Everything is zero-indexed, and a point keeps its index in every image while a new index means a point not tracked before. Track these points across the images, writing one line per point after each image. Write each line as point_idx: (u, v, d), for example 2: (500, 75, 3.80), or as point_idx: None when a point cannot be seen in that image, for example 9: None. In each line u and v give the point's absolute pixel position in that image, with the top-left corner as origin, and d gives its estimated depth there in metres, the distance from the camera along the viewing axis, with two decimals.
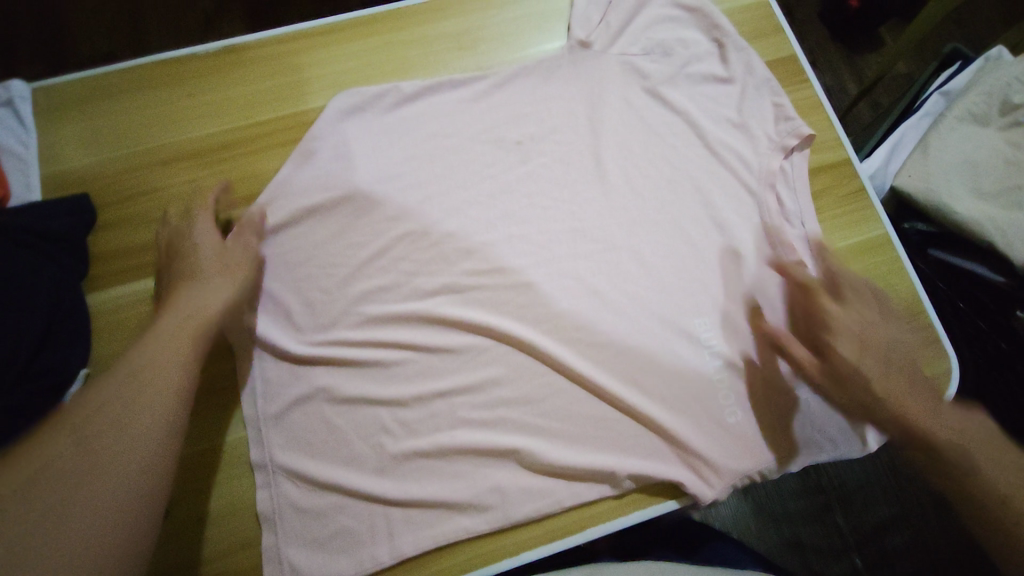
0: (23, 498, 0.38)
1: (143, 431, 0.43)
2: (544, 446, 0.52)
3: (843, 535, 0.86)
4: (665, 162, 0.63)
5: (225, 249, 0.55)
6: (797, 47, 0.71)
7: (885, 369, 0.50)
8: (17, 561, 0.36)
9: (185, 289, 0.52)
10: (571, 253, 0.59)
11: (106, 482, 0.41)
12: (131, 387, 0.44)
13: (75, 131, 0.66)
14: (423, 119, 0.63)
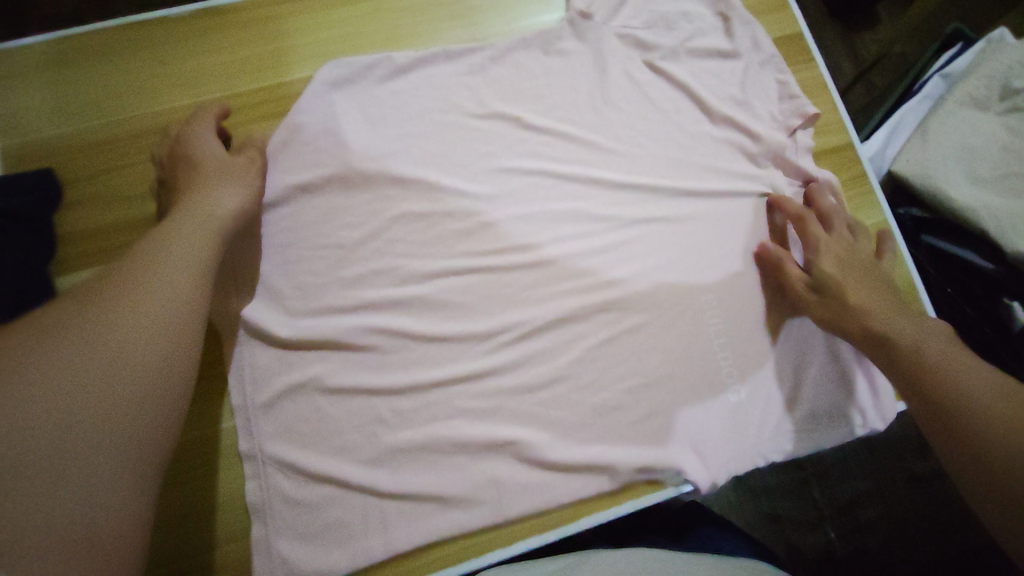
0: (48, 353, 0.36)
1: (169, 306, 0.42)
2: (542, 437, 0.51)
3: (818, 508, 0.82)
4: (668, 142, 0.61)
5: (229, 158, 0.54)
6: (803, 24, 0.68)
7: (863, 284, 0.52)
8: (35, 414, 0.34)
9: (189, 202, 0.49)
10: (573, 236, 0.57)
11: (131, 350, 0.39)
12: (155, 263, 0.43)
13: (34, 101, 0.61)
14: (416, 93, 0.59)
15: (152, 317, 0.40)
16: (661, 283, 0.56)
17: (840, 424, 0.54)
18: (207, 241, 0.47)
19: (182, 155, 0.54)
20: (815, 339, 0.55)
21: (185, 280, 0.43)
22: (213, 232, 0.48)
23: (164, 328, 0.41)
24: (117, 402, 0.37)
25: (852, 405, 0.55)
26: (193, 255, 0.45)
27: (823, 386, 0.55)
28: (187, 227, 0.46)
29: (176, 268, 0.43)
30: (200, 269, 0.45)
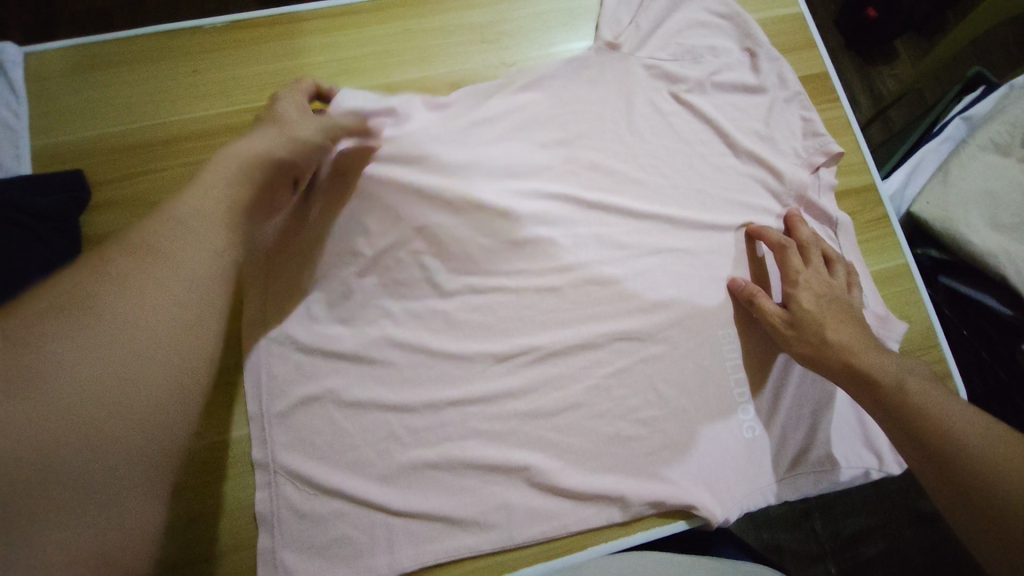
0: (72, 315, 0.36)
1: (189, 281, 0.40)
2: (555, 464, 0.51)
3: (819, 542, 0.81)
4: (691, 174, 0.61)
5: (303, 125, 0.52)
6: (829, 64, 0.69)
7: (840, 319, 0.51)
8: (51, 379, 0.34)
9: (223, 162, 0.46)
10: (595, 261, 0.57)
11: (149, 320, 0.38)
12: (182, 232, 0.41)
13: (72, 103, 0.62)
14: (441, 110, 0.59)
15: (162, 298, 0.39)
16: (679, 315, 0.56)
17: (859, 465, 0.54)
18: (231, 214, 0.44)
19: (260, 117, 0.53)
20: (788, 374, 0.55)
21: (203, 259, 0.41)
22: (240, 201, 0.45)
23: (175, 308, 0.39)
24: (126, 388, 0.36)
25: (869, 445, 0.54)
26: (213, 232, 0.43)
27: (838, 425, 0.54)
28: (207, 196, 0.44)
29: (192, 247, 0.41)
30: (221, 246, 0.43)
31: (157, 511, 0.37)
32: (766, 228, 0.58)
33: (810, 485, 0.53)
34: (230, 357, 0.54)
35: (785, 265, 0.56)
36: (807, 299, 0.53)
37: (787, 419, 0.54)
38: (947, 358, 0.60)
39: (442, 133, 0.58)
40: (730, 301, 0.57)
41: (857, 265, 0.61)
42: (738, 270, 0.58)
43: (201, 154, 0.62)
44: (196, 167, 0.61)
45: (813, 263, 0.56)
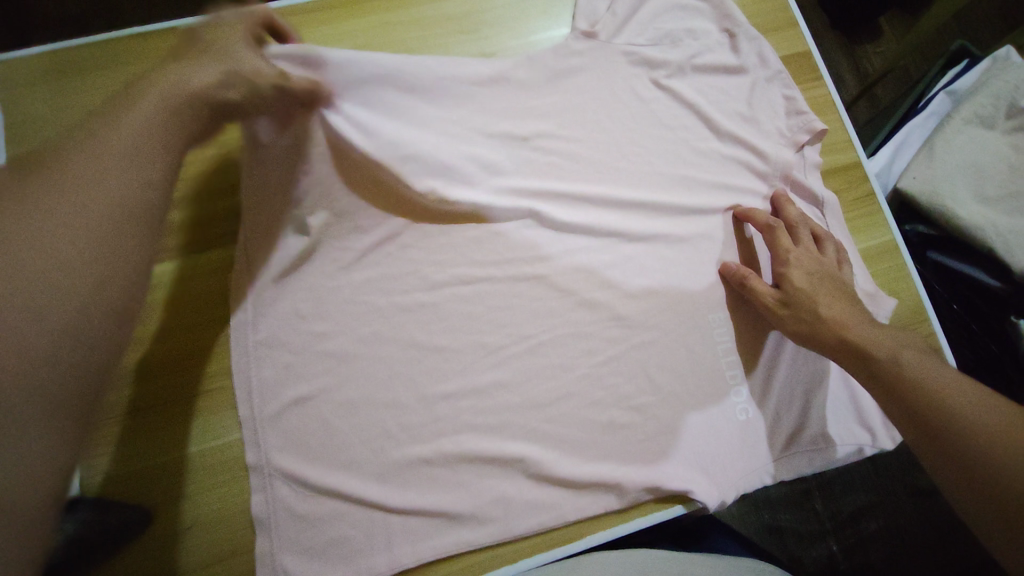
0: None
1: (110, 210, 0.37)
2: (549, 454, 0.51)
3: (820, 521, 0.81)
4: (674, 159, 0.61)
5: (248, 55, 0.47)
6: (810, 42, 0.68)
7: (833, 295, 0.51)
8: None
9: (150, 90, 0.43)
10: (583, 249, 0.57)
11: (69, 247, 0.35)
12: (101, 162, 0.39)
13: (44, 110, 0.61)
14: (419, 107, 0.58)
15: (76, 221, 0.36)
16: (669, 300, 0.55)
17: (855, 442, 0.54)
18: (156, 137, 0.41)
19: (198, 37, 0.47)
20: (780, 355, 0.55)
21: (123, 181, 0.39)
22: (173, 132, 0.42)
23: (93, 234, 0.37)
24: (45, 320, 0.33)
25: (863, 422, 0.54)
26: (134, 155, 0.40)
27: (831, 403, 0.55)
28: (129, 119, 0.41)
29: (106, 170, 0.38)
30: (144, 170, 0.40)
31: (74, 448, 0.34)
32: (755, 210, 0.57)
33: (806, 465, 0.53)
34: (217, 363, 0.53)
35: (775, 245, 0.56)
36: (798, 275, 0.53)
37: (780, 399, 0.54)
38: (937, 331, 0.61)
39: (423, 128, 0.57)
40: (721, 284, 0.57)
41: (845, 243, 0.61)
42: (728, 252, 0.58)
43: None
44: None
45: (804, 240, 0.56)
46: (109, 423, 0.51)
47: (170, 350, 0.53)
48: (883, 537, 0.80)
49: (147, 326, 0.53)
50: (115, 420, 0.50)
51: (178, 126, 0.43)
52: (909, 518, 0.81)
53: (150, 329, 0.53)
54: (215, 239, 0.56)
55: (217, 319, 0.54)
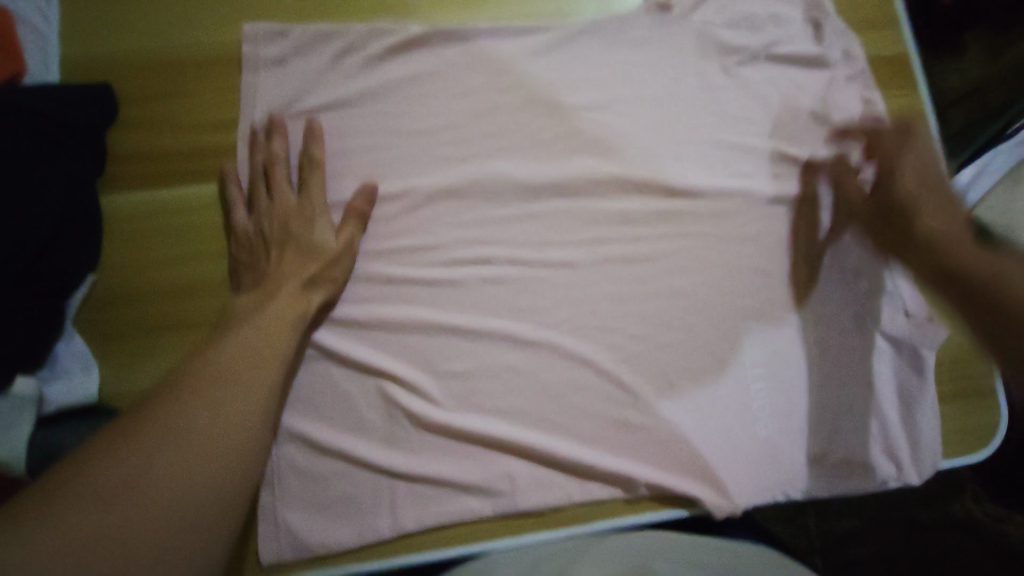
0: (128, 447, 0.35)
1: (244, 417, 0.39)
2: (560, 443, 0.50)
3: (809, 537, 0.76)
4: (736, 155, 0.57)
5: (326, 241, 0.51)
6: (910, 45, 0.62)
7: (935, 204, 0.49)
8: (118, 499, 0.33)
9: (269, 305, 0.47)
10: (619, 239, 0.54)
11: (205, 453, 0.36)
12: (241, 359, 0.42)
13: (101, 12, 0.60)
14: (471, 68, 0.58)
15: (228, 418, 0.39)
16: (705, 304, 0.53)
17: (878, 475, 0.51)
18: (280, 343, 0.45)
19: (290, 233, 0.52)
20: (808, 376, 0.53)
21: (255, 381, 0.42)
22: (290, 330, 0.47)
23: (233, 436, 0.38)
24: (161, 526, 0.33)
25: (889, 454, 0.51)
26: (257, 386, 0.41)
27: (857, 431, 0.52)
28: (250, 340, 0.44)
29: (239, 407, 0.39)
30: (263, 383, 0.42)
31: None
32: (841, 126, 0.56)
33: (823, 487, 0.51)
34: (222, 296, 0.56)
35: (877, 150, 0.53)
36: (888, 185, 0.51)
37: (805, 420, 0.52)
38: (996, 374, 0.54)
39: (469, 98, 0.57)
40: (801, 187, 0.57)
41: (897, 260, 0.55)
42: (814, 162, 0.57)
43: (230, 79, 0.59)
44: (224, 93, 0.59)
45: (907, 151, 0.52)
46: (131, 335, 0.55)
47: (180, 277, 0.56)
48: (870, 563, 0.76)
49: (161, 252, 0.56)
50: (136, 333, 0.55)
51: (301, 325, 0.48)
52: (900, 548, 0.76)
53: (165, 254, 0.56)
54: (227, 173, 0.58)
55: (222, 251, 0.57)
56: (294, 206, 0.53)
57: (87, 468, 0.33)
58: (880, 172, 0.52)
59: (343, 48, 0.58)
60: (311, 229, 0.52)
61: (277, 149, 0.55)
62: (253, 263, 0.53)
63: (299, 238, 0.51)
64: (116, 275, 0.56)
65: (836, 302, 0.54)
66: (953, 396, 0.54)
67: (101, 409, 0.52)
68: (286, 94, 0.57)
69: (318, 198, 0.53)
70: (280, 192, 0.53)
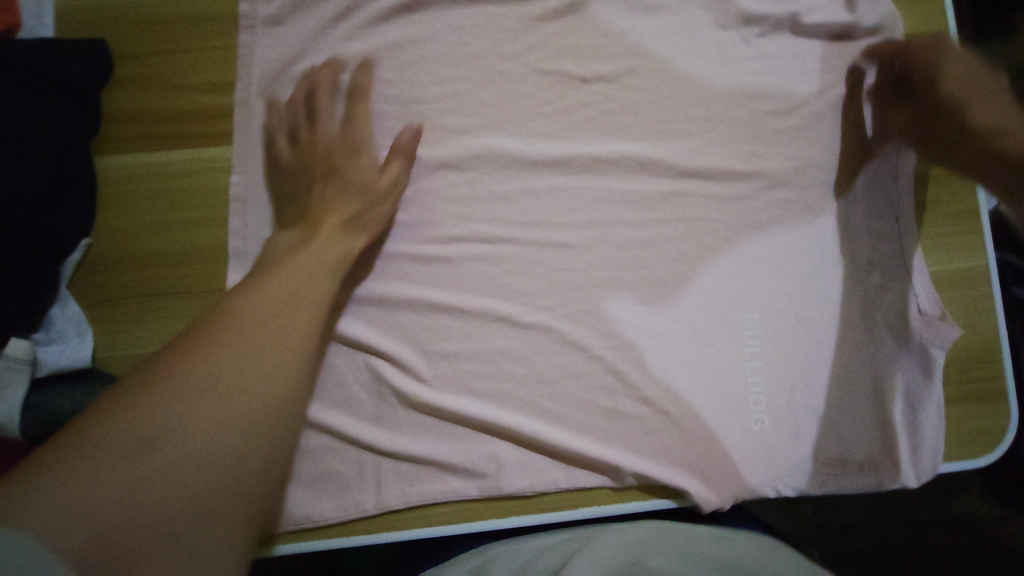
0: (169, 387, 0.34)
1: (282, 352, 0.39)
2: (547, 427, 0.49)
3: (806, 527, 0.75)
4: (750, 134, 0.53)
5: (375, 173, 0.51)
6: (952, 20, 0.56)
7: (984, 99, 0.50)
8: (163, 439, 0.33)
9: (316, 242, 0.47)
10: (621, 221, 0.52)
11: (247, 386, 0.36)
12: (279, 294, 0.41)
13: None
14: (474, 29, 0.55)
15: (265, 353, 0.38)
16: (707, 291, 0.51)
17: (873, 475, 0.49)
18: (324, 276, 0.45)
19: (338, 158, 0.51)
20: (811, 371, 0.50)
21: (294, 317, 0.41)
22: (335, 265, 0.46)
23: (274, 370, 0.38)
24: (208, 464, 0.33)
25: (890, 456, 0.49)
26: (286, 340, 0.39)
27: (856, 430, 0.50)
28: (278, 289, 0.41)
29: (268, 360, 0.37)
30: (303, 317, 0.41)
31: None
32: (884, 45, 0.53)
33: (821, 486, 0.49)
34: (211, 266, 0.54)
35: (918, 61, 0.52)
36: (940, 90, 0.50)
37: (804, 417, 0.50)
38: (1007, 376, 0.52)
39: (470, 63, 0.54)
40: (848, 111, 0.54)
41: (911, 255, 0.52)
42: (855, 79, 0.55)
43: (225, 37, 0.57)
44: (219, 53, 0.57)
45: (948, 52, 0.51)
46: (122, 301, 0.54)
47: (169, 244, 0.54)
48: (867, 554, 0.74)
49: (151, 217, 0.55)
50: (127, 299, 0.54)
51: (346, 259, 0.47)
52: (900, 541, 0.75)
53: (155, 220, 0.55)
54: (219, 136, 0.56)
55: (213, 218, 0.55)
56: (337, 142, 0.52)
57: (112, 420, 0.33)
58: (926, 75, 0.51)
59: (349, 8, 0.55)
60: (360, 160, 0.51)
61: (324, 76, 0.53)
62: (297, 196, 0.52)
63: (348, 168, 0.51)
64: (109, 241, 0.55)
65: (843, 294, 0.52)
66: (960, 399, 0.52)
67: (94, 373, 0.52)
68: (283, 54, 0.55)
69: (361, 135, 0.52)
70: (327, 119, 0.52)
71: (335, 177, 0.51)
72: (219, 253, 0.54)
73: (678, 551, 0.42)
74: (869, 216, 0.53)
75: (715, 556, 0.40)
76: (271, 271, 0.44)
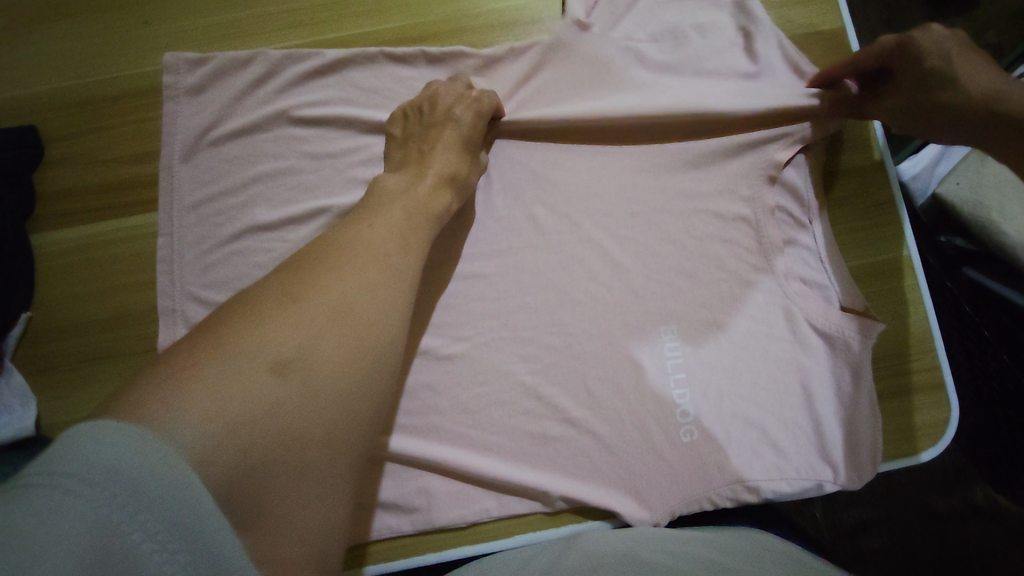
0: (295, 316, 0.37)
1: (391, 299, 0.41)
2: (476, 458, 0.49)
3: (818, 529, 0.70)
4: (653, 148, 0.54)
5: (479, 143, 0.53)
6: (847, 19, 0.58)
7: (978, 69, 0.44)
8: (292, 362, 0.35)
9: (419, 190, 0.48)
10: (534, 246, 0.53)
11: (361, 327, 0.38)
12: (386, 242, 0.43)
13: (23, 53, 0.61)
14: (381, 81, 0.58)
15: (377, 296, 0.40)
16: (624, 305, 0.52)
17: (811, 477, 0.49)
18: (425, 233, 0.46)
19: (445, 121, 0.52)
20: (737, 374, 0.50)
21: (400, 264, 0.43)
22: (433, 223, 0.48)
23: (382, 315, 0.40)
24: (329, 392, 0.36)
25: (825, 455, 0.49)
26: (393, 289, 0.41)
27: (791, 431, 0.49)
28: (387, 237, 0.44)
29: (384, 302, 0.40)
30: (408, 270, 0.43)
31: (324, 504, 0.36)
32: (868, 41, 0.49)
33: (758, 493, 0.49)
34: (148, 327, 0.56)
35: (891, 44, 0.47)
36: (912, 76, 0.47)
37: (733, 423, 0.50)
38: (942, 364, 0.53)
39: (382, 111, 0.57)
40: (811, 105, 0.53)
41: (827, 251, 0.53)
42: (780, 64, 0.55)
43: (150, 110, 0.60)
44: (145, 124, 0.60)
45: (919, 33, 0.46)
46: (59, 372, 0.55)
47: (104, 310, 0.56)
48: (884, 553, 0.70)
49: (86, 286, 0.57)
50: (64, 368, 0.55)
51: (442, 218, 0.49)
52: (917, 535, 0.70)
53: (90, 288, 0.57)
54: (152, 203, 0.58)
55: (146, 281, 0.57)
56: (456, 94, 0.53)
57: (244, 341, 0.35)
58: (904, 62, 0.47)
59: (263, 73, 0.58)
60: (468, 124, 0.52)
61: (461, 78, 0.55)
62: (406, 141, 0.53)
63: (460, 129, 0.51)
64: (47, 312, 0.56)
65: (761, 297, 0.52)
66: (892, 394, 0.53)
67: (38, 440, 0.52)
68: (203, 120, 0.57)
69: (482, 91, 0.54)
70: (449, 84, 0.54)
71: (437, 134, 0.51)
72: (154, 314, 0.56)
73: (627, 550, 0.42)
74: (780, 221, 0.53)
75: (657, 549, 0.41)
76: (374, 215, 0.45)
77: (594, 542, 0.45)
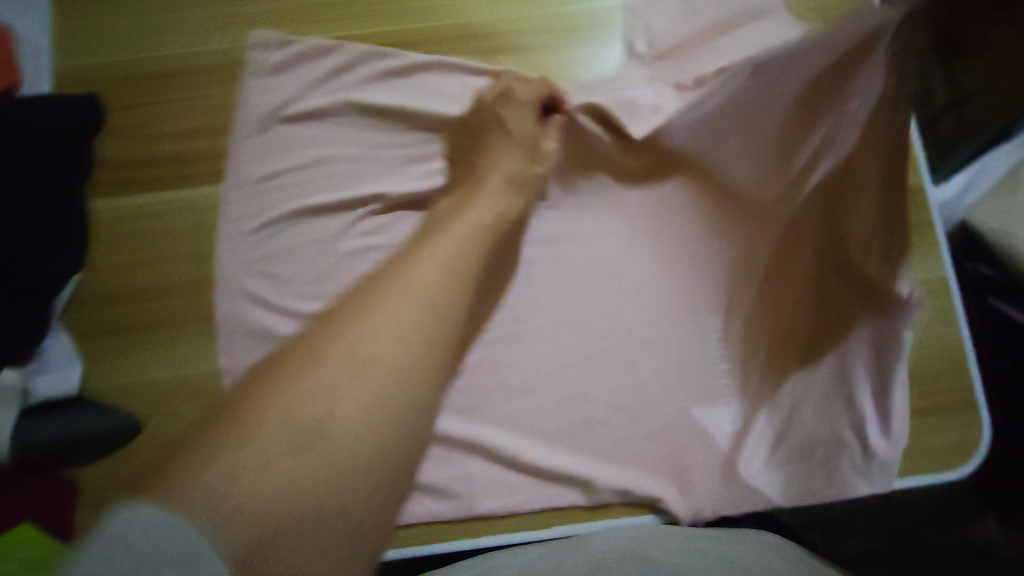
0: (318, 373, 0.32)
1: (423, 348, 0.35)
2: (522, 443, 0.50)
3: None
4: None
5: (542, 137, 0.53)
6: None
7: None
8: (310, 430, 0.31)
9: (472, 206, 0.46)
10: (586, 240, 0.54)
11: (388, 384, 0.33)
12: (429, 274, 0.38)
13: (92, 25, 0.62)
14: (445, 77, 0.59)
15: (406, 348, 0.34)
16: (673, 304, 0.52)
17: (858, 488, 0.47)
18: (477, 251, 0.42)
19: (495, 121, 0.52)
20: None
21: (440, 301, 0.37)
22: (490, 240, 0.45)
23: (411, 370, 0.34)
24: (349, 464, 0.31)
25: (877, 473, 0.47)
26: (427, 336, 0.35)
27: None
28: (430, 268, 0.38)
29: (436, 342, 0.36)
30: (454, 300, 0.38)
31: None
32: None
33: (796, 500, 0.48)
34: (195, 299, 0.56)
35: None
36: None
37: None
38: (974, 384, 0.54)
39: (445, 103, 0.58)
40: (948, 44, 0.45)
41: None
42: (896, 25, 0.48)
43: (211, 86, 0.61)
44: (205, 100, 0.61)
45: None
46: (103, 338, 0.55)
47: (153, 279, 0.56)
48: None
49: (136, 254, 0.57)
50: (108, 333, 0.55)
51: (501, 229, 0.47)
52: None
53: (140, 257, 0.57)
54: (206, 177, 0.59)
55: (197, 253, 0.57)
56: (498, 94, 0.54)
57: (264, 404, 0.31)
58: None
59: (340, 62, 0.59)
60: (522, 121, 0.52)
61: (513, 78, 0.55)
62: (462, 147, 0.54)
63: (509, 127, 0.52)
64: (97, 278, 0.56)
65: None
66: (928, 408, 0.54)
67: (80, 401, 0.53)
68: (275, 99, 0.58)
69: (529, 86, 0.54)
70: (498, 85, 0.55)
71: (489, 135, 0.52)
72: (202, 286, 0.56)
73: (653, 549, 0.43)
74: None
75: (679, 547, 0.43)
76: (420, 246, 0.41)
77: (623, 535, 0.46)
